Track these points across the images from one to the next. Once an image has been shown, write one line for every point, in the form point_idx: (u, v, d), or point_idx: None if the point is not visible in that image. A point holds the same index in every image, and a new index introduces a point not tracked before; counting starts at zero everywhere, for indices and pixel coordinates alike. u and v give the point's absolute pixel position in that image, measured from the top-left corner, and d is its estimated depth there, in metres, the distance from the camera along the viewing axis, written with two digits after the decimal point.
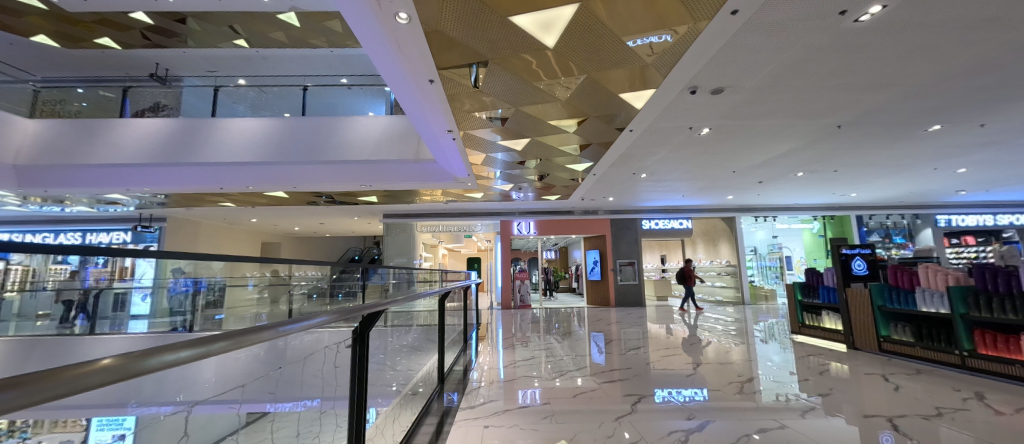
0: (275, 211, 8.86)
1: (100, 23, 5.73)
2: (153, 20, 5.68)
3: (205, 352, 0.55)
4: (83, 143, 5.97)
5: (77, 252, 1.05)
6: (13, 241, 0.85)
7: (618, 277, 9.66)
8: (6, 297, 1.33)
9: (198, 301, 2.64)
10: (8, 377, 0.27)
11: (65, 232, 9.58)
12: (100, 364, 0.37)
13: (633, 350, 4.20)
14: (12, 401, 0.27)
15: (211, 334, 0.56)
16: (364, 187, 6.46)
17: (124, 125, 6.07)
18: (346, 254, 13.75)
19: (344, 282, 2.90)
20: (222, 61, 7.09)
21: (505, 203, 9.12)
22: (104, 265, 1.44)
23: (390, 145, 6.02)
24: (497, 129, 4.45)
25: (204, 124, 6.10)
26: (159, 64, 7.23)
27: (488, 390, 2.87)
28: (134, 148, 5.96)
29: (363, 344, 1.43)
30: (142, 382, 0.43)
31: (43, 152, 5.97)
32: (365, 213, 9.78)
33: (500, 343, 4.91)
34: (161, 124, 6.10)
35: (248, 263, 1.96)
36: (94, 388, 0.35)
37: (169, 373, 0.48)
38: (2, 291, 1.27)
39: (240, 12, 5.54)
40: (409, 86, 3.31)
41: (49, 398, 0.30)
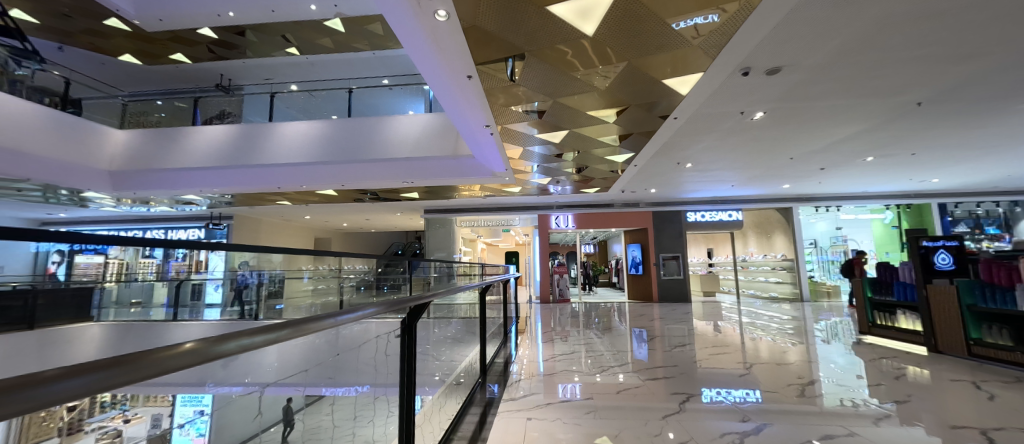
0: (326, 208, 9.42)
1: (174, 40, 6.36)
2: (218, 34, 6.22)
3: (272, 339, 0.60)
4: (163, 149, 6.66)
5: (161, 246, 1.18)
6: (111, 235, 0.96)
7: (660, 271, 9.38)
8: (106, 286, 1.52)
9: (261, 292, 2.88)
10: (108, 357, 0.31)
11: (150, 229, 10.74)
12: (189, 346, 0.42)
13: (678, 347, 4.05)
14: (114, 378, 0.31)
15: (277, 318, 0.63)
16: (405, 183, 6.60)
17: (196, 132, 6.69)
18: (391, 248, 14.35)
19: (388, 275, 2.92)
20: (276, 68, 7.62)
21: (542, 197, 9.08)
22: (184, 259, 1.57)
23: (431, 142, 6.17)
24: (533, 122, 4.42)
25: (263, 128, 6.57)
26: (223, 74, 7.91)
27: (528, 383, 2.91)
28: (204, 152, 6.56)
29: (412, 334, 1.49)
30: (214, 364, 0.47)
31: (131, 158, 6.71)
32: (407, 209, 10.13)
33: (539, 336, 4.94)
34: (226, 130, 6.66)
35: (303, 256, 2.09)
36: (183, 367, 0.40)
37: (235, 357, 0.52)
38: (102, 282, 1.46)
39: (291, 22, 5.93)
40: (447, 83, 3.36)
41: (148, 375, 0.36)
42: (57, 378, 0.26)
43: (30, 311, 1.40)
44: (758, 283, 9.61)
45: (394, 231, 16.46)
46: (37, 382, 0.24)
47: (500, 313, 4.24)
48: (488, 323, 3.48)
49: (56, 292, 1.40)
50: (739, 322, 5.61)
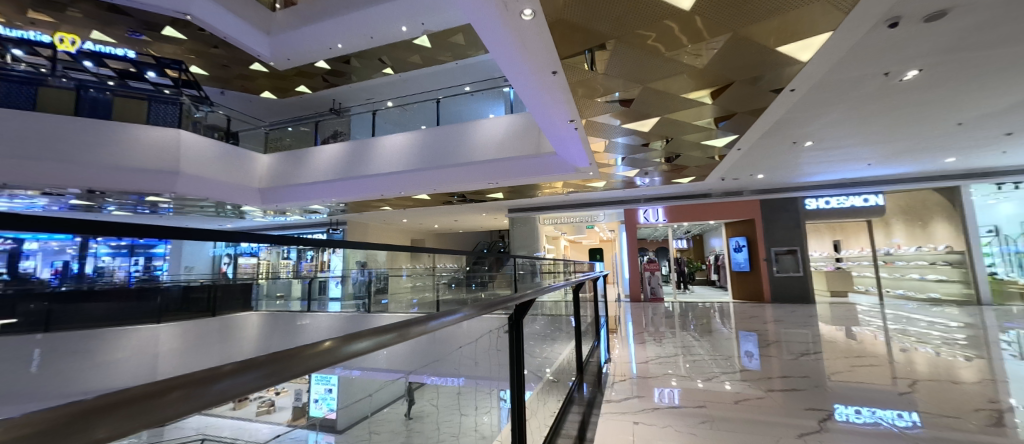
0: (421, 212, 10.27)
1: (299, 75, 7.66)
2: (330, 64, 7.29)
3: (383, 344, 0.70)
4: (295, 167, 7.94)
5: (297, 244, 1.42)
6: (264, 237, 1.18)
7: (773, 267, 8.29)
8: (259, 282, 1.89)
9: (371, 287, 2.72)
10: (255, 360, 0.44)
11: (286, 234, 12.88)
12: (323, 347, 0.55)
13: (803, 355, 3.52)
14: (262, 377, 0.44)
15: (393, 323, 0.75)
16: (491, 184, 6.83)
17: (317, 151, 7.85)
18: (478, 246, 15.07)
19: (476, 272, 3.09)
20: (374, 88, 8.56)
21: (628, 191, 8.68)
22: (312, 260, 1.86)
23: (513, 142, 6.33)
24: (617, 113, 4.25)
25: (367, 143, 7.44)
26: (334, 99, 9.22)
27: (622, 385, 2.87)
28: (324, 168, 7.67)
29: (519, 328, 1.59)
30: (342, 363, 0.61)
31: (273, 177, 8.15)
32: (493, 210, 10.53)
33: (630, 337, 4.73)
34: (339, 147, 7.69)
35: (404, 255, 2.31)
36: (315, 366, 0.53)
37: (357, 357, 0.64)
38: (255, 279, 1.82)
39: (387, 45, 6.63)
40: (531, 81, 3.38)
41: (289, 374, 0.49)
42: (223, 379, 0.39)
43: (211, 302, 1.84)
44: (908, 283, 7.85)
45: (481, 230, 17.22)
46: (206, 385, 0.37)
47: (591, 311, 4.15)
48: (583, 317, 3.48)
49: (227, 287, 1.74)
50: (884, 329, 4.67)
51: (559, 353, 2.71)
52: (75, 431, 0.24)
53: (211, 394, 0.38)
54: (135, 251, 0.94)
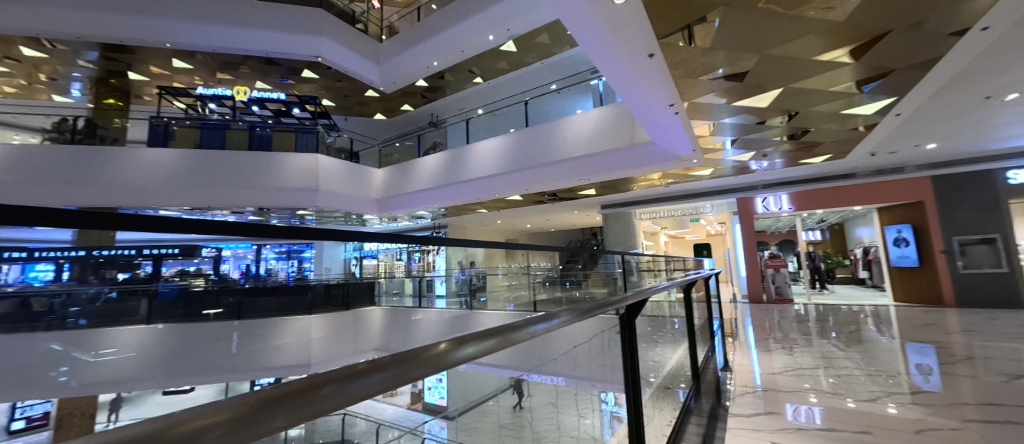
0: (514, 212, 10.57)
1: (403, 95, 8.67)
2: (428, 82, 8.03)
3: (487, 349, 0.81)
4: (403, 178, 8.85)
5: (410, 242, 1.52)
6: (383, 235, 1.28)
7: (956, 262, 6.56)
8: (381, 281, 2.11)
9: (473, 286, 2.82)
10: (391, 360, 0.57)
11: None
12: (437, 349, 0.68)
13: (1013, 378, 2.70)
14: (395, 374, 0.58)
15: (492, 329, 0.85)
16: (584, 180, 6.70)
17: (421, 162, 8.61)
18: (571, 244, 14.92)
19: (569, 271, 3.04)
20: (465, 98, 9.11)
21: (741, 177, 7.70)
22: (421, 260, 2.01)
23: (605, 136, 6.07)
24: (724, 90, 3.85)
25: (463, 151, 7.91)
26: (431, 112, 10.11)
27: (745, 398, 2.71)
28: (427, 177, 8.39)
29: (631, 327, 1.84)
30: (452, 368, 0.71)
31: (386, 188, 9.19)
32: (585, 207, 10.32)
33: (752, 344, 4.18)
34: (439, 157, 8.32)
35: (500, 253, 2.37)
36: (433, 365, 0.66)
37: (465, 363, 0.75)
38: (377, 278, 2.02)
39: (476, 56, 7.01)
40: (624, 69, 3.15)
41: (413, 373, 0.62)
42: (359, 381, 0.50)
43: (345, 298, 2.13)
44: None
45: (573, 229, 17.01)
46: (346, 386, 0.47)
47: (705, 313, 3.77)
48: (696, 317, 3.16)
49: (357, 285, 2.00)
50: None
51: (669, 360, 2.48)
52: (255, 428, 0.35)
53: (348, 396, 0.49)
54: (292, 255, 1.09)
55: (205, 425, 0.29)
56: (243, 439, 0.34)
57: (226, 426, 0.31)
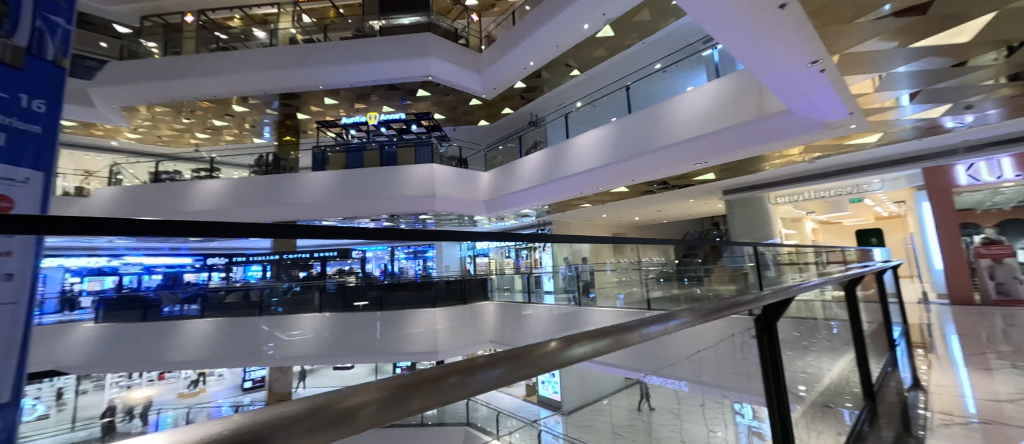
0: (621, 205, 10.11)
1: (503, 99, 9.08)
2: (526, 82, 8.28)
3: (603, 348, 0.85)
4: (506, 179, 9.15)
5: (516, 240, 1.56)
6: (491, 233, 1.35)
7: None
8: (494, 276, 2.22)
9: (581, 281, 2.80)
10: (502, 363, 0.67)
11: None
12: (548, 347, 0.76)
13: None
14: (504, 374, 0.67)
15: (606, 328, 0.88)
16: (699, 162, 6.07)
17: (522, 162, 8.78)
18: (688, 235, 13.61)
19: (688, 267, 2.64)
20: (565, 91, 9.07)
21: (927, 141, 6.02)
22: (527, 256, 2.06)
23: (721, 113, 5.26)
24: (893, 32, 3.10)
25: (564, 146, 7.82)
26: (531, 112, 10.38)
27: (945, 426, 2.14)
28: (529, 176, 8.52)
29: (769, 334, 1.60)
30: (567, 366, 0.78)
31: (491, 190, 9.61)
32: (702, 194, 9.32)
33: (957, 360, 3.24)
34: (539, 155, 8.38)
35: (606, 248, 2.23)
36: (544, 362, 0.74)
37: (582, 360, 0.81)
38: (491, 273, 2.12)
39: (572, 48, 6.97)
40: (744, 31, 2.75)
41: (520, 374, 0.70)
42: (478, 374, 0.62)
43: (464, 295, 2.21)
44: None
45: (690, 219, 15.47)
46: (468, 377, 0.60)
47: (879, 316, 3.07)
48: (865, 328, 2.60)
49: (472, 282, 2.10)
50: None
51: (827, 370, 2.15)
52: (397, 407, 0.52)
53: (472, 385, 0.62)
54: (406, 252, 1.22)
55: (357, 401, 0.46)
56: (392, 413, 0.51)
57: (378, 402, 0.49)
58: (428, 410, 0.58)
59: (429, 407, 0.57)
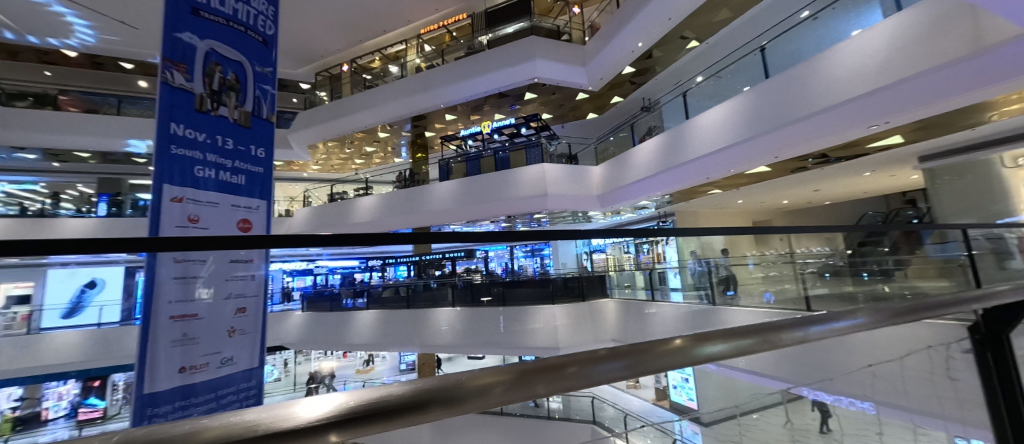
0: (762, 189, 8.64)
1: (611, 88, 8.72)
2: (636, 66, 7.79)
3: (739, 348, 0.87)
4: (618, 171, 8.48)
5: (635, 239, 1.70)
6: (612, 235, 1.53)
7: None
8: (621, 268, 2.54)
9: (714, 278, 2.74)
10: (624, 357, 0.76)
11: None
12: (674, 345, 0.81)
13: None
14: (627, 368, 0.76)
15: (743, 328, 0.89)
16: (879, 123, 4.60)
17: (634, 152, 7.98)
18: (864, 217, 10.84)
19: (867, 256, 2.16)
20: (682, 68, 8.24)
21: None
22: (649, 252, 2.12)
23: (912, 54, 3.82)
24: None
25: (683, 128, 6.80)
26: (644, 97, 9.75)
27: None
28: (643, 165, 7.70)
29: (996, 348, 1.46)
30: (697, 363, 0.84)
31: (603, 184, 9.05)
32: (883, 165, 7.30)
33: None
34: (655, 141, 7.50)
35: (746, 241, 1.96)
36: (669, 358, 0.80)
37: (712, 360, 0.86)
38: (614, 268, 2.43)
39: (687, 18, 6.27)
40: None
41: (643, 368, 0.78)
42: (597, 366, 0.74)
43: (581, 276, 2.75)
44: None
45: (868, 198, 12.25)
46: (587, 369, 0.73)
47: None
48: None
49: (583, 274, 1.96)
50: None
51: None
52: (520, 389, 0.68)
53: (590, 375, 0.74)
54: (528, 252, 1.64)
55: (485, 381, 0.65)
56: (519, 392, 0.68)
57: (504, 384, 0.66)
58: (552, 394, 0.73)
59: (554, 389, 0.72)
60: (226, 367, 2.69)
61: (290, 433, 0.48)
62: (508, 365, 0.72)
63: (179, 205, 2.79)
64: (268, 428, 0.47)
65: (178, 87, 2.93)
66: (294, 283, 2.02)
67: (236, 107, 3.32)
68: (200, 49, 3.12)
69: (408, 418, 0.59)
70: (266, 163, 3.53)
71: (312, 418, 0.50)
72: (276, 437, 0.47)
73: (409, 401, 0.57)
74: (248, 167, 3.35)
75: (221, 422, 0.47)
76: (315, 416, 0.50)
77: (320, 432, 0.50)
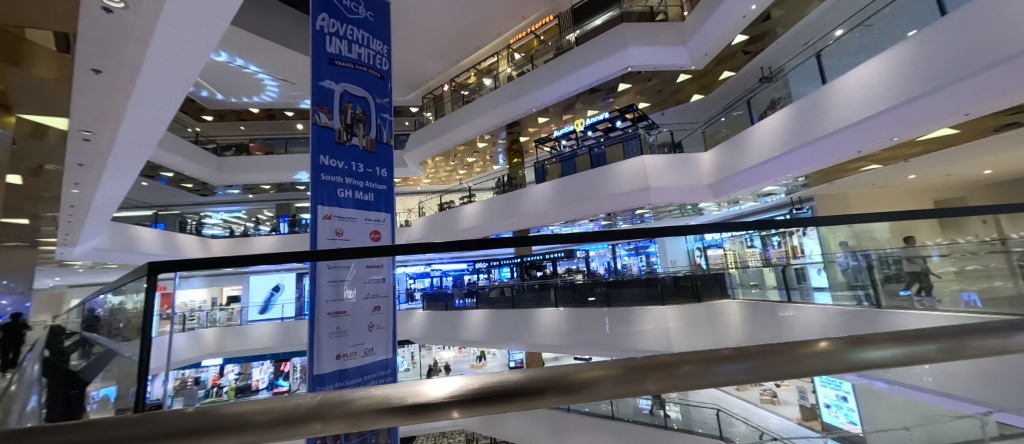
0: (948, 159, 6.63)
1: (719, 63, 7.81)
2: (748, 33, 6.83)
3: (910, 353, 0.71)
4: (735, 154, 7.26)
5: (760, 230, 1.65)
6: (729, 224, 1.55)
7: None
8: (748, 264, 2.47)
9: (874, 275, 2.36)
10: (756, 357, 0.66)
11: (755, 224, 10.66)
12: (820, 347, 0.68)
13: None
14: (760, 372, 0.66)
15: (920, 332, 0.73)
16: None
17: (754, 130, 6.72)
18: None
19: None
20: (812, 25, 6.94)
21: None
22: (780, 245, 1.98)
23: None
24: None
25: (818, 95, 5.44)
26: (762, 66, 8.49)
27: None
28: (765, 144, 6.42)
29: None
30: (855, 370, 0.69)
31: (718, 170, 7.86)
32: None
33: None
34: (780, 114, 6.17)
35: (923, 224, 1.60)
36: (816, 362, 0.67)
37: (878, 367, 0.70)
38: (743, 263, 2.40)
39: None
40: None
41: (779, 372, 0.66)
42: (721, 366, 0.64)
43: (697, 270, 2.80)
44: None
45: None
46: (708, 368, 0.64)
47: None
48: None
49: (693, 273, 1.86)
50: None
51: None
52: (628, 384, 0.63)
53: (710, 376, 0.65)
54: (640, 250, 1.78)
55: (590, 375, 0.62)
56: (628, 386, 0.63)
57: (609, 378, 0.63)
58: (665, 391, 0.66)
59: (669, 389, 0.64)
60: (367, 357, 3.04)
61: (419, 405, 0.58)
62: (615, 361, 0.68)
63: (328, 222, 3.38)
64: (406, 396, 0.58)
65: (324, 125, 3.56)
66: (416, 284, 2.33)
67: (365, 136, 3.92)
68: (337, 91, 3.73)
69: (515, 404, 0.61)
70: (389, 181, 4.04)
71: (440, 396, 0.59)
72: (407, 413, 0.58)
73: (516, 390, 0.60)
74: (375, 185, 3.90)
75: (366, 395, 0.60)
76: (443, 394, 0.59)
77: (444, 404, 0.58)
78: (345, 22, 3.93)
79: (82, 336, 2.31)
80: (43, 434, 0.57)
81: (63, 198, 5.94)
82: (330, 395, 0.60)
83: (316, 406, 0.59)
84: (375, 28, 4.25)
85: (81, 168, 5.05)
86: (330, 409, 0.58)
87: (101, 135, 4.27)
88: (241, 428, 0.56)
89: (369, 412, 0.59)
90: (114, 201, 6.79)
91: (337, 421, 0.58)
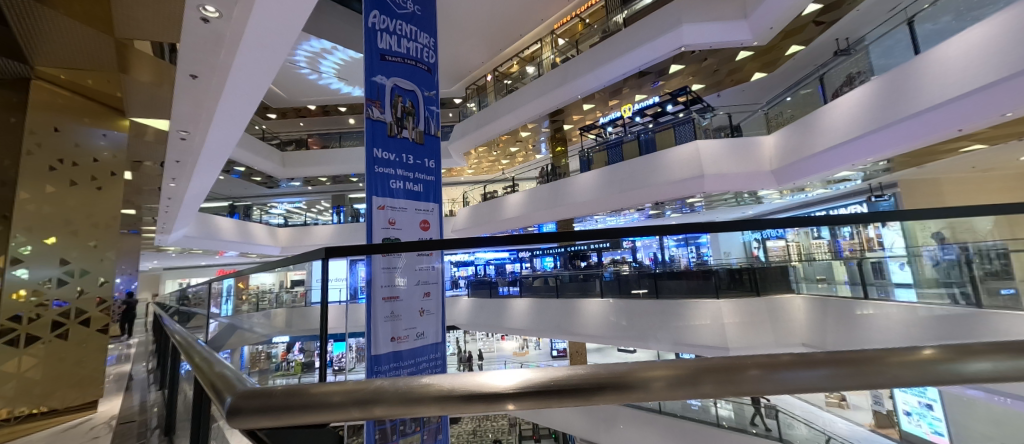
0: None
1: (786, 37, 7.15)
2: (821, 2, 6.19)
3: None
4: (804, 136, 6.58)
5: (823, 225, 1.55)
6: (784, 219, 1.50)
7: None
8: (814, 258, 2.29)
9: (975, 272, 2.07)
10: (841, 366, 0.58)
11: (828, 206, 9.30)
12: (921, 356, 0.60)
13: None
14: (846, 382, 0.57)
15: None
16: None
17: (830, 108, 6.04)
18: None
19: None
20: None
21: None
22: (852, 238, 1.83)
23: None
24: None
25: (909, 67, 4.80)
26: (838, 39, 7.68)
27: None
28: (842, 125, 5.77)
29: None
30: (955, 384, 0.61)
31: (783, 155, 7.16)
32: None
33: None
34: (863, 90, 5.50)
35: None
36: (906, 375, 0.58)
37: (980, 380, 0.60)
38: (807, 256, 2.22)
39: None
40: None
41: (869, 383, 0.58)
42: (788, 372, 0.57)
43: (749, 264, 2.66)
44: None
45: None
46: (771, 374, 0.56)
47: None
48: None
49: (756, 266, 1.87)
50: None
51: None
52: (689, 387, 0.57)
53: (779, 384, 0.57)
54: (690, 242, 1.72)
55: (651, 375, 0.56)
56: (690, 387, 0.56)
57: (669, 378, 0.56)
58: (728, 397, 0.58)
59: (735, 395, 0.57)
60: (419, 340, 3.34)
61: (487, 396, 0.52)
62: (674, 359, 0.62)
63: (382, 212, 3.56)
64: (471, 385, 0.52)
65: (377, 119, 3.73)
66: (461, 272, 2.36)
67: (414, 129, 4.05)
68: (388, 86, 3.88)
69: (582, 400, 0.54)
70: (436, 172, 4.16)
71: (508, 387, 0.53)
72: (468, 399, 0.51)
73: (576, 384, 0.53)
74: (424, 176, 4.03)
75: (439, 383, 0.53)
76: (512, 385, 0.53)
77: (497, 400, 0.52)
78: (395, 18, 4.05)
79: (195, 311, 2.65)
80: (256, 409, 0.51)
81: (160, 190, 6.74)
82: (406, 381, 0.53)
83: (370, 391, 0.52)
84: (422, 21, 4.35)
85: (178, 164, 5.72)
86: (396, 396, 0.51)
87: (195, 135, 4.78)
88: (322, 404, 0.50)
89: (431, 401, 0.51)
90: (200, 194, 7.60)
91: (397, 403, 0.51)
